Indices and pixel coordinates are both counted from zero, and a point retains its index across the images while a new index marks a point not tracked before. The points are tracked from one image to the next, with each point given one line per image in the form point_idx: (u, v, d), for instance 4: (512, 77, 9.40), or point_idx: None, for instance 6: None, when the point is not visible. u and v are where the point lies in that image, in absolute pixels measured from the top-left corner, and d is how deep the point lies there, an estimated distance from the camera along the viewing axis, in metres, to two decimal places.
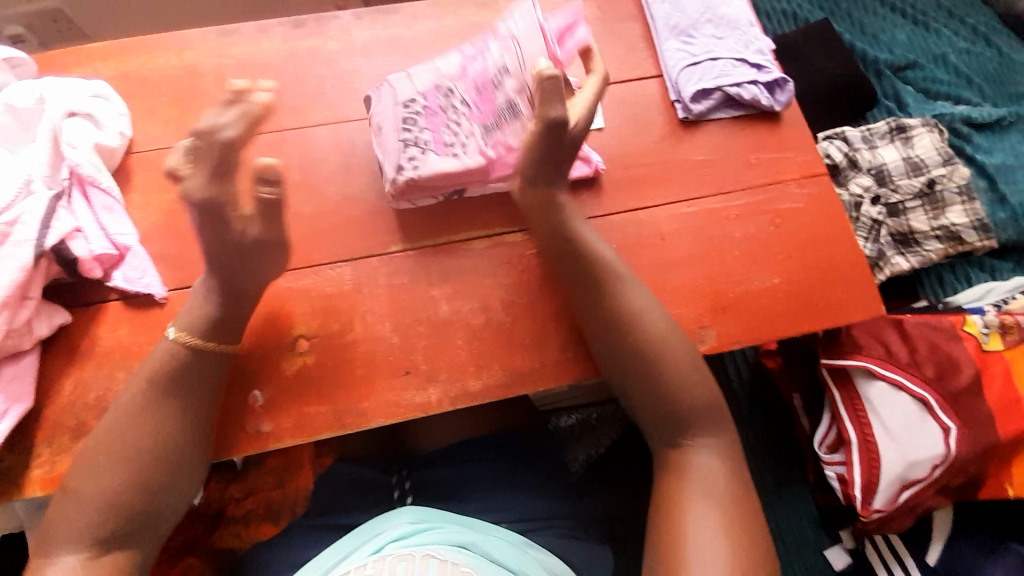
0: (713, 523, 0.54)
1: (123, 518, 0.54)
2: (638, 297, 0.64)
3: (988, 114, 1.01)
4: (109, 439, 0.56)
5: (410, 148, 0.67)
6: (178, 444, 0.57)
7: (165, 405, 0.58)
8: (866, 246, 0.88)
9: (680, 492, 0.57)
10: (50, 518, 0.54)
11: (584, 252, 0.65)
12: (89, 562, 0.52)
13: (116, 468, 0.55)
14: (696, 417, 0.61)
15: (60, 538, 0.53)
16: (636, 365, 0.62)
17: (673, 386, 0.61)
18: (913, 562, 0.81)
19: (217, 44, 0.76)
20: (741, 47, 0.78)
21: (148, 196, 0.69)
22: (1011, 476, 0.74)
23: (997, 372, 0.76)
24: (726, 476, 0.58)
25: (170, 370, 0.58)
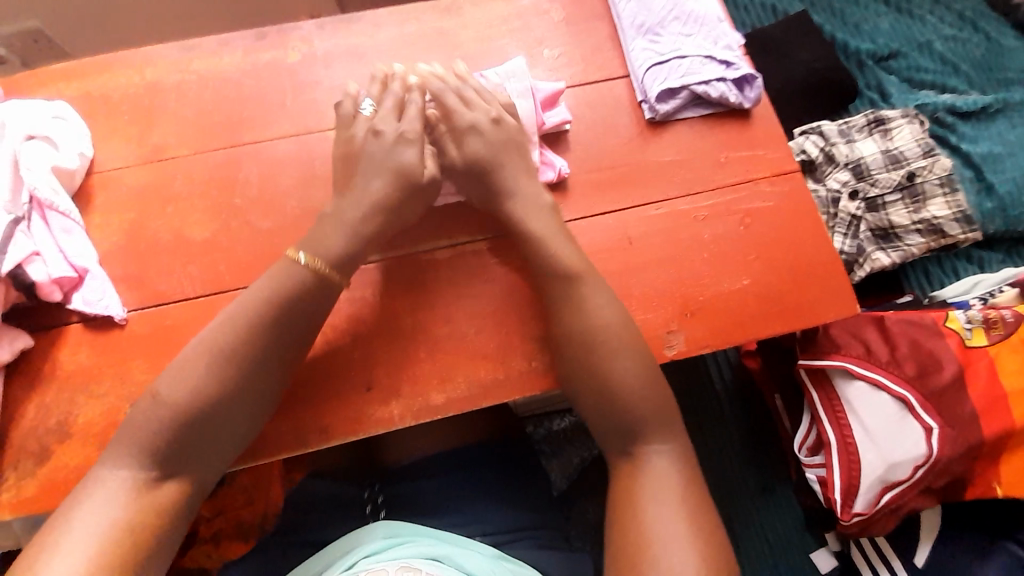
0: (681, 537, 0.50)
1: (193, 436, 0.54)
2: (597, 297, 0.61)
3: (973, 102, 0.99)
4: (216, 352, 0.55)
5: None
6: (261, 375, 0.57)
7: (271, 330, 0.57)
8: (843, 242, 0.87)
9: (637, 494, 0.54)
10: (136, 415, 0.54)
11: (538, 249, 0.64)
12: (148, 483, 0.52)
13: (212, 378, 0.55)
14: (646, 424, 0.57)
15: (135, 443, 0.52)
16: (585, 370, 0.60)
17: (625, 393, 0.58)
18: (900, 564, 0.79)
19: (178, 60, 0.75)
20: (710, 43, 0.75)
21: (109, 217, 0.69)
22: (999, 475, 0.72)
23: (981, 369, 0.73)
24: (688, 489, 0.54)
25: (295, 294, 0.58)
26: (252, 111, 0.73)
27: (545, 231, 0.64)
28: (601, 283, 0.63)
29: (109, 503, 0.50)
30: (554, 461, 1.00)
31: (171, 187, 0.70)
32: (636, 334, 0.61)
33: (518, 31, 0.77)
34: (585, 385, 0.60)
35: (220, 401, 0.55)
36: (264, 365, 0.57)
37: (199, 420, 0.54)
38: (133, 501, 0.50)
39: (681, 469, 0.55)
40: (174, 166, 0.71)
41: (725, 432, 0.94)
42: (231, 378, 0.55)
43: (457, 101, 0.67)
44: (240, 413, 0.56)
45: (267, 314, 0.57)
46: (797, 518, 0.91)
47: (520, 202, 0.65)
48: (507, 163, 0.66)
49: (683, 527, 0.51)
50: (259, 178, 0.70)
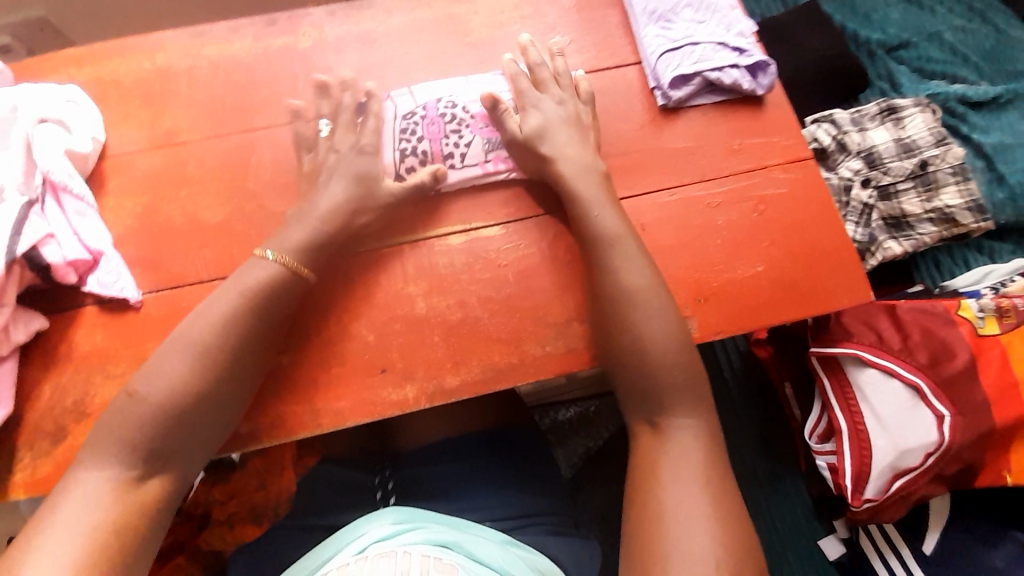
0: (701, 508, 0.50)
1: (173, 431, 0.53)
2: (630, 265, 0.61)
3: (984, 92, 0.99)
4: (194, 343, 0.55)
5: (409, 159, 0.69)
6: (240, 366, 0.57)
7: (245, 320, 0.57)
8: (855, 231, 0.87)
9: (659, 467, 0.54)
10: (111, 419, 0.52)
11: (582, 218, 0.64)
12: (130, 481, 0.50)
13: (188, 372, 0.54)
14: (674, 394, 0.57)
15: (113, 444, 0.51)
16: (618, 341, 0.60)
17: (656, 364, 0.58)
18: (908, 550, 0.79)
19: (189, 45, 0.75)
20: (723, 30, 0.75)
21: (122, 200, 0.69)
22: (1009, 463, 0.72)
23: (993, 358, 0.73)
24: (709, 462, 0.54)
25: (268, 285, 0.59)
26: (263, 96, 0.73)
27: (594, 195, 0.65)
28: (641, 248, 0.63)
29: (90, 507, 0.48)
30: (560, 451, 1.01)
31: (184, 171, 0.70)
32: (671, 302, 0.61)
33: (530, 17, 0.77)
34: (625, 347, 0.60)
35: (201, 393, 0.54)
36: (242, 357, 0.57)
37: (182, 414, 0.53)
38: (116, 501, 0.49)
39: (702, 445, 0.55)
40: (188, 150, 0.71)
41: (734, 420, 0.94)
42: (210, 368, 0.55)
43: (529, 82, 0.70)
44: (224, 402, 0.56)
45: (271, 294, 0.59)
46: (806, 508, 0.91)
47: (568, 166, 0.66)
48: (563, 132, 0.67)
49: (702, 500, 0.51)
50: (272, 162, 0.70)
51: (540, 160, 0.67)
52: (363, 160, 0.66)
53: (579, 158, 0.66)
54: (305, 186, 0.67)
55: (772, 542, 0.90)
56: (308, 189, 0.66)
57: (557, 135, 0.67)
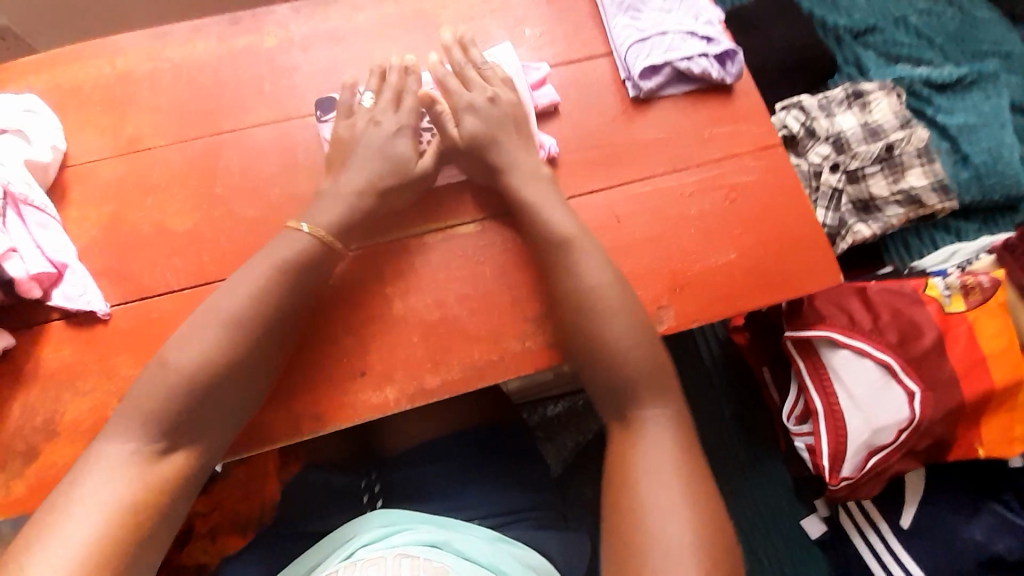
0: (677, 496, 0.51)
1: (197, 403, 0.53)
2: (590, 261, 0.62)
3: (948, 74, 1.01)
4: (226, 320, 0.55)
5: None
6: (269, 341, 0.57)
7: (277, 293, 0.57)
8: (826, 215, 0.88)
9: (632, 458, 0.55)
10: (140, 386, 0.53)
11: (535, 219, 0.64)
12: (156, 452, 0.51)
13: (217, 343, 0.54)
14: (641, 386, 0.58)
15: (139, 415, 0.51)
16: (581, 339, 0.61)
17: (618, 359, 0.59)
18: (886, 525, 0.81)
19: (149, 47, 0.73)
20: (691, 19, 0.76)
21: (86, 210, 0.68)
22: (978, 435, 0.75)
23: (960, 333, 0.75)
24: (681, 450, 0.55)
25: (299, 261, 0.59)
26: (227, 98, 0.71)
27: (543, 199, 0.65)
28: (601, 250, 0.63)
29: (116, 473, 0.49)
30: (548, 445, 1.02)
31: (150, 178, 0.69)
32: (632, 297, 0.62)
33: (499, 11, 0.77)
34: (592, 347, 0.60)
35: (230, 369, 0.54)
36: (270, 336, 0.57)
37: (207, 391, 0.53)
38: (143, 471, 0.50)
39: (675, 432, 0.56)
40: (152, 156, 0.69)
41: (715, 407, 0.96)
42: (240, 346, 0.55)
43: (458, 82, 0.69)
44: (252, 376, 0.56)
45: (302, 270, 0.59)
46: (785, 491, 0.93)
47: (516, 174, 0.66)
48: (506, 137, 0.67)
49: (678, 487, 0.52)
50: (240, 166, 0.69)
51: (490, 163, 0.66)
52: (397, 143, 0.66)
53: (524, 162, 0.67)
54: (338, 156, 0.66)
55: (755, 523, 0.92)
56: (341, 162, 0.66)
57: (501, 140, 0.66)
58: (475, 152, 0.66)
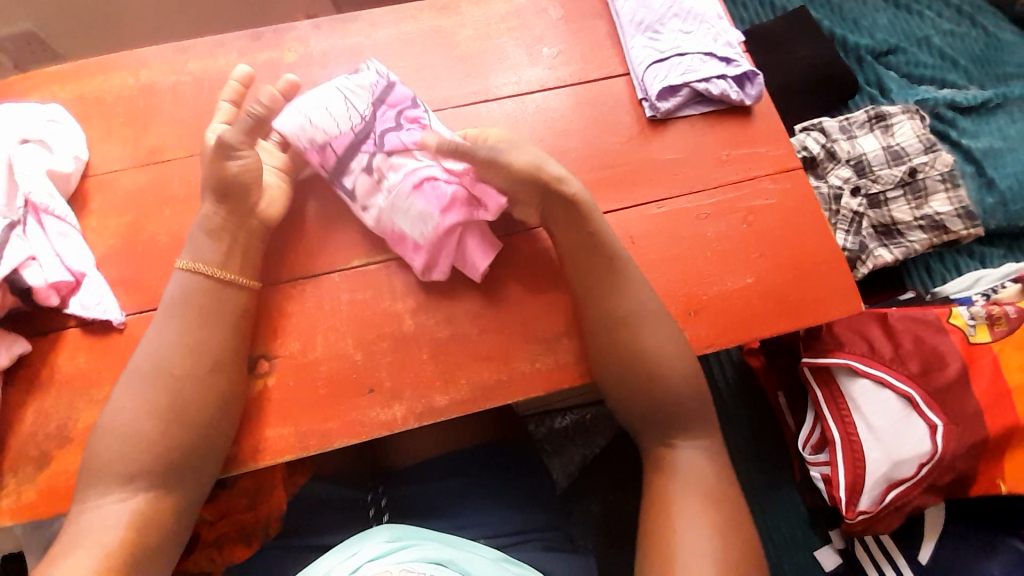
0: (705, 526, 0.55)
1: (166, 457, 0.55)
2: (637, 289, 0.63)
3: (973, 97, 0.99)
4: (154, 375, 0.57)
5: (361, 155, 0.65)
6: (184, 387, 0.57)
7: (189, 336, 0.58)
8: (846, 239, 0.86)
9: (669, 496, 0.58)
10: (104, 444, 0.55)
11: (596, 251, 0.63)
12: (124, 500, 0.54)
13: (148, 400, 0.56)
14: (679, 423, 0.61)
15: (114, 468, 0.54)
16: (629, 373, 0.61)
17: (664, 398, 0.61)
18: (904, 560, 0.79)
19: (172, 60, 0.74)
20: (711, 40, 0.75)
21: (105, 220, 0.69)
22: (1002, 471, 0.72)
23: (985, 365, 0.73)
24: (712, 487, 0.58)
25: (196, 298, 0.60)
26: None
27: (595, 237, 0.63)
28: (622, 273, 0.63)
29: (99, 526, 0.53)
30: (556, 460, 1.00)
31: (169, 189, 0.69)
32: (665, 326, 0.63)
33: (517, 30, 0.77)
34: (629, 374, 0.61)
35: (170, 422, 0.56)
36: (207, 380, 0.58)
37: (168, 432, 0.56)
38: (124, 519, 0.53)
39: (710, 465, 0.60)
40: (170, 168, 0.70)
41: (730, 431, 0.94)
42: (173, 396, 0.56)
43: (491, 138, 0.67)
44: (214, 414, 0.58)
45: (205, 309, 0.60)
46: (801, 515, 0.90)
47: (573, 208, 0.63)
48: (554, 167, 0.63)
49: (708, 523, 0.56)
50: None
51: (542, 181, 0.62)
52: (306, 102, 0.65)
53: (573, 181, 0.63)
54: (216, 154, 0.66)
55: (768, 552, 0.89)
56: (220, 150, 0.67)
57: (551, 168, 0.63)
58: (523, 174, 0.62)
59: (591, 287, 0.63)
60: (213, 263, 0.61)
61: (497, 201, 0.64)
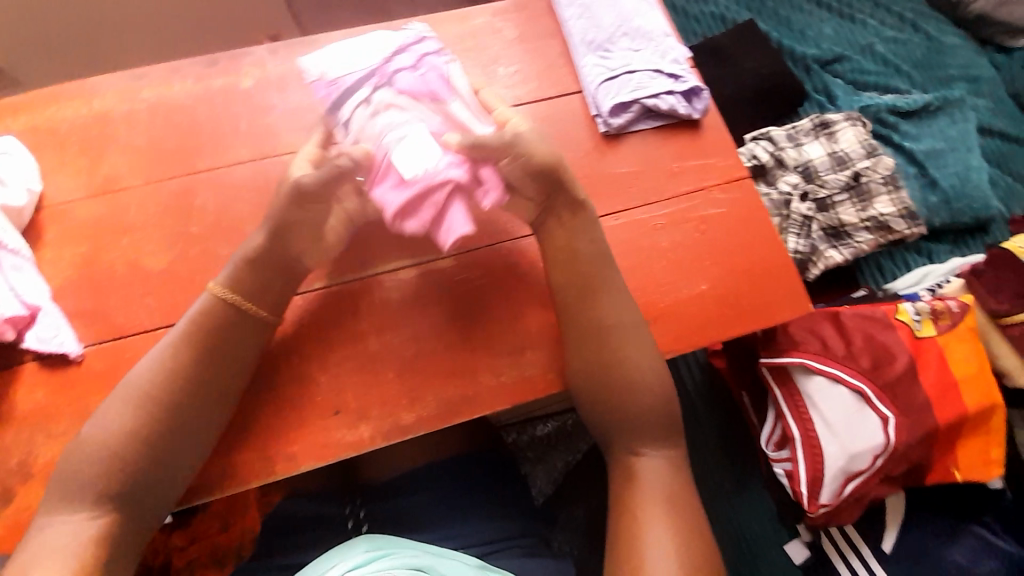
0: (668, 537, 0.56)
1: (139, 476, 0.54)
2: (624, 306, 0.65)
3: (914, 102, 1.04)
4: (145, 393, 0.56)
5: (372, 92, 0.65)
6: (176, 406, 0.56)
7: (186, 355, 0.58)
8: (797, 242, 0.90)
9: (637, 505, 0.59)
10: (82, 458, 0.54)
11: (591, 265, 0.65)
12: (87, 520, 0.52)
13: (131, 415, 0.55)
14: (641, 436, 0.63)
15: (84, 484, 0.53)
16: (601, 388, 0.63)
17: (636, 413, 0.62)
18: (868, 549, 0.83)
19: (127, 88, 0.74)
20: (658, 57, 0.78)
21: (62, 250, 0.68)
22: (955, 460, 0.77)
23: (932, 358, 0.77)
24: (676, 499, 0.59)
25: (206, 322, 0.59)
26: (204, 138, 0.72)
27: (596, 253, 0.65)
28: (614, 291, 0.65)
29: (58, 544, 0.51)
30: (540, 468, 1.02)
31: (126, 218, 0.69)
32: (643, 344, 0.64)
33: (472, 50, 0.79)
34: (599, 385, 0.63)
35: (150, 440, 0.55)
36: (198, 400, 0.58)
37: (145, 450, 0.55)
38: (85, 539, 0.52)
39: (672, 477, 0.61)
40: (127, 196, 0.70)
41: (698, 431, 0.96)
42: (153, 415, 0.55)
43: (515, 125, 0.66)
44: (194, 434, 0.57)
45: (210, 329, 0.59)
46: (768, 512, 0.92)
47: (582, 219, 0.66)
48: (566, 172, 0.65)
49: (670, 534, 0.56)
50: (214, 205, 0.69)
51: (556, 182, 0.64)
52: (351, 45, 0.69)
53: (578, 186, 0.67)
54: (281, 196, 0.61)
55: (742, 551, 0.91)
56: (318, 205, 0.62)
57: (566, 172, 0.64)
58: (542, 176, 0.63)
59: (584, 284, 0.65)
60: (226, 283, 0.60)
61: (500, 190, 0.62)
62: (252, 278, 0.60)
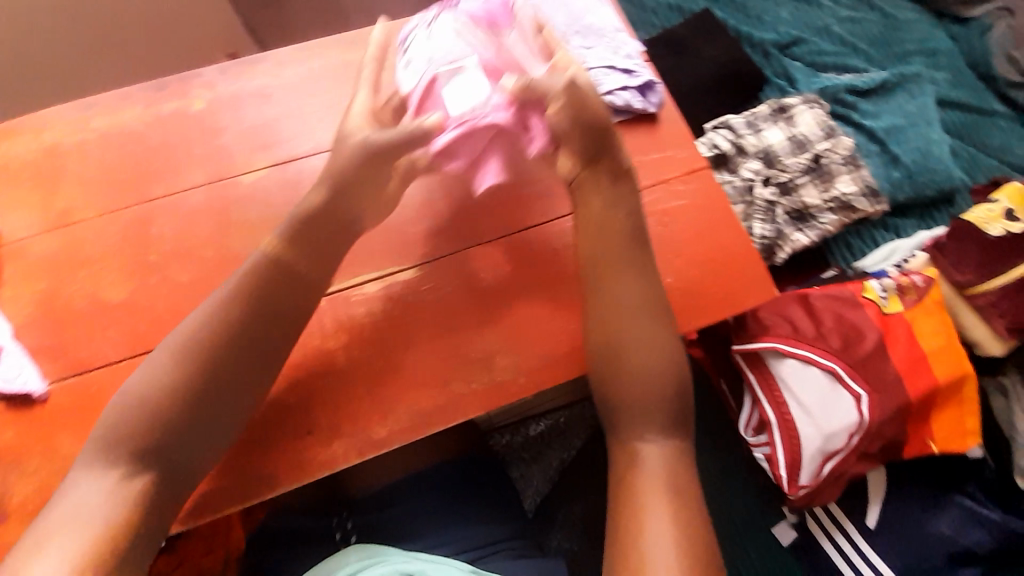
0: (669, 523, 0.50)
1: (179, 430, 0.51)
2: (651, 280, 0.63)
3: (871, 80, 1.06)
4: (196, 342, 0.53)
5: (439, 23, 0.70)
6: (231, 356, 0.54)
7: (236, 309, 0.55)
8: (762, 228, 0.90)
9: (635, 489, 0.54)
10: (126, 409, 0.51)
11: (629, 229, 0.64)
12: (119, 479, 0.48)
13: (179, 364, 0.52)
14: (643, 421, 0.58)
15: (119, 438, 0.49)
16: (612, 363, 0.60)
17: (641, 394, 0.58)
18: (852, 525, 0.84)
19: (79, 119, 0.73)
20: (611, 53, 0.78)
21: (21, 288, 0.67)
22: (930, 432, 0.78)
23: (900, 332, 0.78)
24: (675, 487, 0.53)
25: (258, 279, 0.57)
26: (159, 164, 0.72)
27: (633, 220, 0.65)
28: (642, 261, 0.64)
29: (84, 502, 0.47)
30: (535, 467, 1.03)
31: (85, 250, 0.68)
32: (653, 324, 0.61)
33: None
34: (610, 357, 0.61)
35: (196, 392, 0.52)
36: (249, 353, 0.55)
37: (188, 401, 0.51)
38: (111, 498, 0.47)
39: (674, 467, 0.56)
40: (85, 228, 0.69)
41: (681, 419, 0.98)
42: (201, 364, 0.53)
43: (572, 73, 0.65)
44: (239, 389, 0.54)
45: (261, 284, 0.57)
46: (755, 495, 0.93)
47: (622, 183, 0.66)
48: (611, 133, 0.66)
49: (671, 522, 0.50)
50: (173, 231, 0.69)
51: (599, 140, 0.65)
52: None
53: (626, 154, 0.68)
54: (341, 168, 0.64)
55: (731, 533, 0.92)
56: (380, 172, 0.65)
57: (615, 138, 0.66)
58: (589, 130, 0.64)
59: (615, 248, 0.63)
60: (280, 240, 0.60)
61: (541, 139, 0.66)
62: (298, 253, 0.60)
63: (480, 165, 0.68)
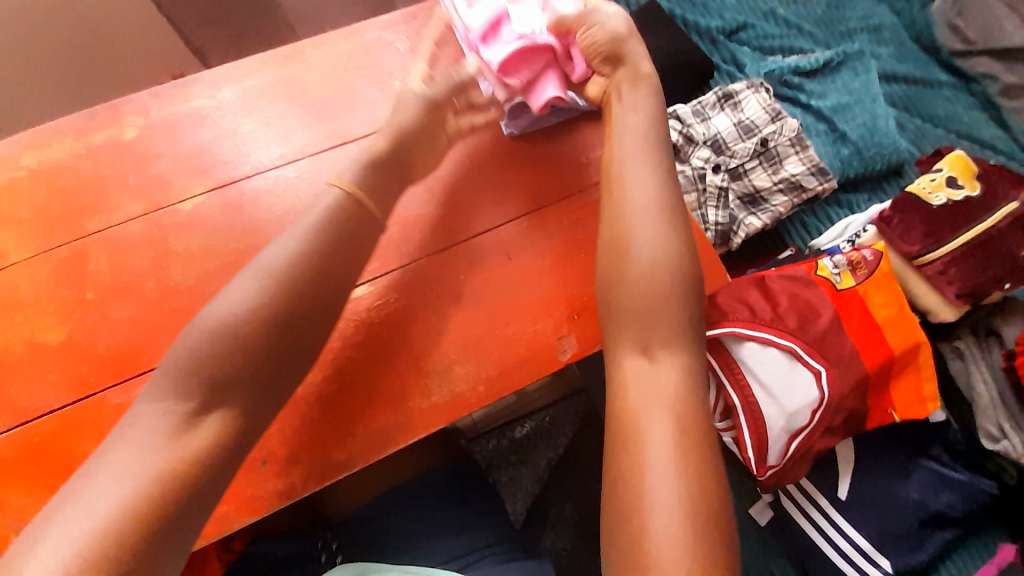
0: (669, 441, 0.53)
1: (258, 358, 0.53)
2: (658, 181, 0.66)
3: (816, 60, 1.07)
4: (275, 269, 0.56)
5: None
6: (319, 280, 0.57)
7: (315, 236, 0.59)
8: (717, 214, 0.91)
9: (634, 405, 0.56)
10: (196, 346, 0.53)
11: (645, 136, 0.69)
12: (191, 417, 0.50)
13: (261, 284, 0.55)
14: (650, 328, 0.60)
15: (176, 384, 0.51)
16: (617, 270, 0.63)
17: (648, 298, 0.60)
18: (824, 498, 0.85)
19: (9, 156, 0.71)
20: None
21: None
22: (890, 402, 0.80)
23: (854, 307, 0.80)
24: (678, 404, 0.55)
25: (335, 214, 0.61)
26: (92, 197, 0.69)
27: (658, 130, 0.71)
28: (654, 164, 0.67)
29: (149, 437, 0.49)
30: (525, 468, 1.03)
31: (20, 294, 0.66)
32: (660, 230, 0.63)
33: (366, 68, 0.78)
34: (614, 310, 0.62)
35: (281, 319, 0.54)
36: (326, 277, 0.58)
37: (265, 331, 0.53)
38: (176, 436, 0.49)
39: (681, 379, 0.57)
40: (19, 271, 0.67)
41: None
42: (280, 287, 0.55)
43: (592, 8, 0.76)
44: (326, 308, 0.57)
45: (341, 216, 0.61)
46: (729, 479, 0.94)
47: (652, 99, 0.73)
48: (635, 49, 0.74)
49: (670, 443, 0.53)
50: (111, 266, 0.67)
51: (620, 62, 0.74)
52: None
53: (646, 60, 0.75)
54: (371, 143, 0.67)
55: None
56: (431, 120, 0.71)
57: (636, 54, 0.74)
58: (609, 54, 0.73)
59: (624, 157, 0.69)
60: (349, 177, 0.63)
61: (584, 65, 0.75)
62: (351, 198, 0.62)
63: (535, 84, 0.73)
